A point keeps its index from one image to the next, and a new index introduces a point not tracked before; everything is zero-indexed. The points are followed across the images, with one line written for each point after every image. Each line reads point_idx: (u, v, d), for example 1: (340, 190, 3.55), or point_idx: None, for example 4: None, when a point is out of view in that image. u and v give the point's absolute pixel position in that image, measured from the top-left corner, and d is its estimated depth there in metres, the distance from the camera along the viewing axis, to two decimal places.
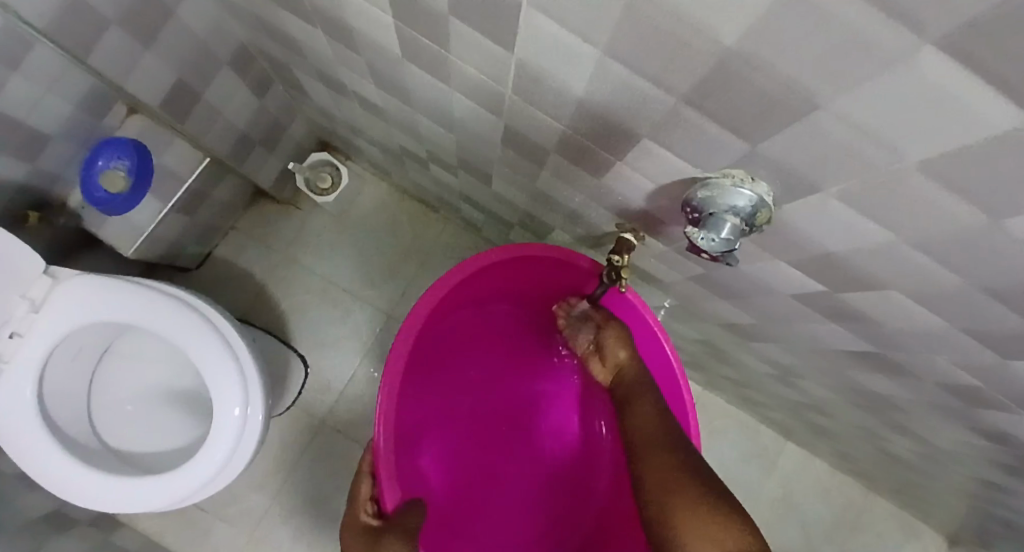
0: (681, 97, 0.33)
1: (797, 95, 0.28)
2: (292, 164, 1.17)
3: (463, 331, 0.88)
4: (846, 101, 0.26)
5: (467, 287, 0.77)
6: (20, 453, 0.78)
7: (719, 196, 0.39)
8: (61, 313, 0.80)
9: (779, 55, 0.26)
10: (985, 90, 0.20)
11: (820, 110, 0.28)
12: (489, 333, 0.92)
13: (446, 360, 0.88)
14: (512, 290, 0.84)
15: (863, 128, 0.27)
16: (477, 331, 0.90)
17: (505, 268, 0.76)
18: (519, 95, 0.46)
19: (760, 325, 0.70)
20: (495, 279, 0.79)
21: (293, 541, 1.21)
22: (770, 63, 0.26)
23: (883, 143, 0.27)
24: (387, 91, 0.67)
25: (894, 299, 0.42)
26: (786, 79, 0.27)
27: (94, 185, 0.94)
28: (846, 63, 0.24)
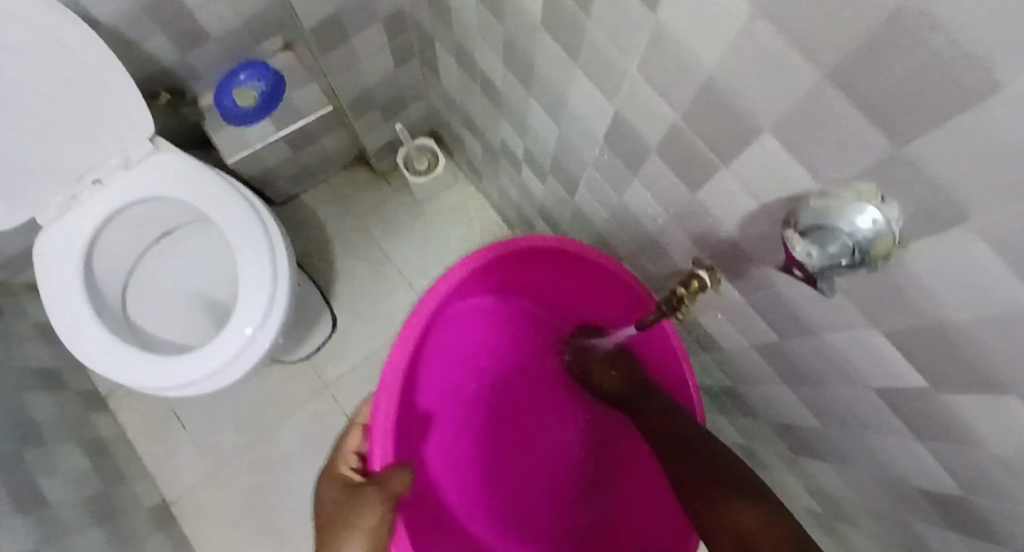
0: (829, 75, 0.29)
1: (975, 67, 0.22)
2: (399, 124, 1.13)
3: (488, 320, 0.85)
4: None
5: (501, 270, 0.76)
6: (49, 287, 0.83)
7: (836, 208, 0.33)
8: (145, 179, 0.87)
9: (951, 10, 0.20)
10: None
11: (999, 90, 0.21)
12: (515, 330, 0.89)
13: (464, 346, 0.86)
14: (550, 287, 0.82)
15: None
16: (501, 324, 0.88)
17: (548, 258, 0.75)
18: (644, 73, 0.44)
19: (818, 431, 0.61)
20: (534, 269, 0.78)
21: (247, 493, 1.16)
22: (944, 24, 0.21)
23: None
24: (511, 69, 0.68)
25: (1011, 409, 0.35)
26: (959, 44, 0.22)
27: (227, 93, 1.04)
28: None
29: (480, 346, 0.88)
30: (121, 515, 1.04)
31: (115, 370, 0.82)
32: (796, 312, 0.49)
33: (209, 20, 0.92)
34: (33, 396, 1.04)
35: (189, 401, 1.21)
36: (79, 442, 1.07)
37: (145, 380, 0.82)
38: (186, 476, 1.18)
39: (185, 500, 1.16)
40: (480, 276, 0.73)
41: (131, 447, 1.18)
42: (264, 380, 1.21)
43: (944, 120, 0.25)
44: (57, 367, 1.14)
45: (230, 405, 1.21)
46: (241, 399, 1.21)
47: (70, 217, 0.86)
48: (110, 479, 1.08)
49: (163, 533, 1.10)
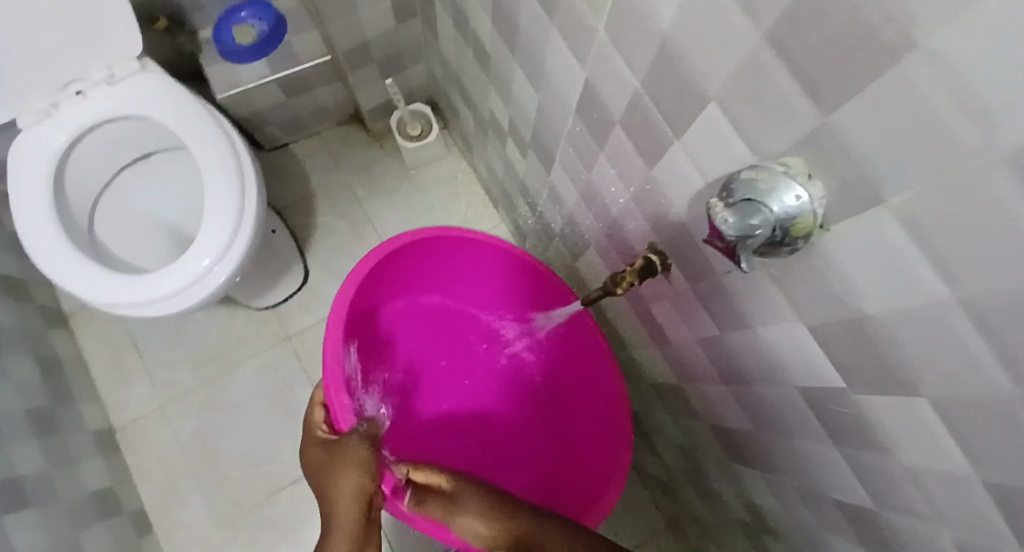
0: (767, 33, 0.28)
1: (894, 21, 0.21)
2: (390, 80, 1.10)
3: (421, 322, 0.93)
4: (947, 31, 0.19)
5: (426, 262, 0.84)
6: (16, 190, 0.82)
7: (764, 180, 0.32)
8: (125, 96, 0.85)
9: None
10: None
11: (913, 50, 0.21)
12: (452, 328, 0.96)
13: (401, 347, 0.93)
14: (478, 283, 0.90)
15: (955, 77, 0.20)
16: (437, 327, 0.95)
17: (467, 250, 0.83)
18: (611, 33, 0.43)
19: (751, 436, 0.60)
20: (458, 264, 0.86)
21: (194, 435, 1.14)
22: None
23: (980, 117, 0.20)
24: (499, 29, 0.66)
25: (920, 411, 0.34)
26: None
27: (228, 30, 1.05)
28: None
29: (416, 348, 0.94)
30: (65, 436, 1.01)
31: (69, 282, 0.81)
32: (734, 304, 0.48)
33: None
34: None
35: (149, 333, 1.19)
36: (32, 355, 1.04)
37: (101, 297, 0.81)
38: (135, 409, 1.15)
39: (133, 431, 1.14)
40: (404, 267, 0.82)
41: (85, 372, 1.16)
42: (227, 323, 1.20)
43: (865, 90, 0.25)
44: (22, 280, 1.12)
45: (189, 343, 1.19)
46: (201, 339, 1.19)
47: (45, 122, 0.84)
48: (59, 398, 1.05)
49: (103, 460, 1.08)
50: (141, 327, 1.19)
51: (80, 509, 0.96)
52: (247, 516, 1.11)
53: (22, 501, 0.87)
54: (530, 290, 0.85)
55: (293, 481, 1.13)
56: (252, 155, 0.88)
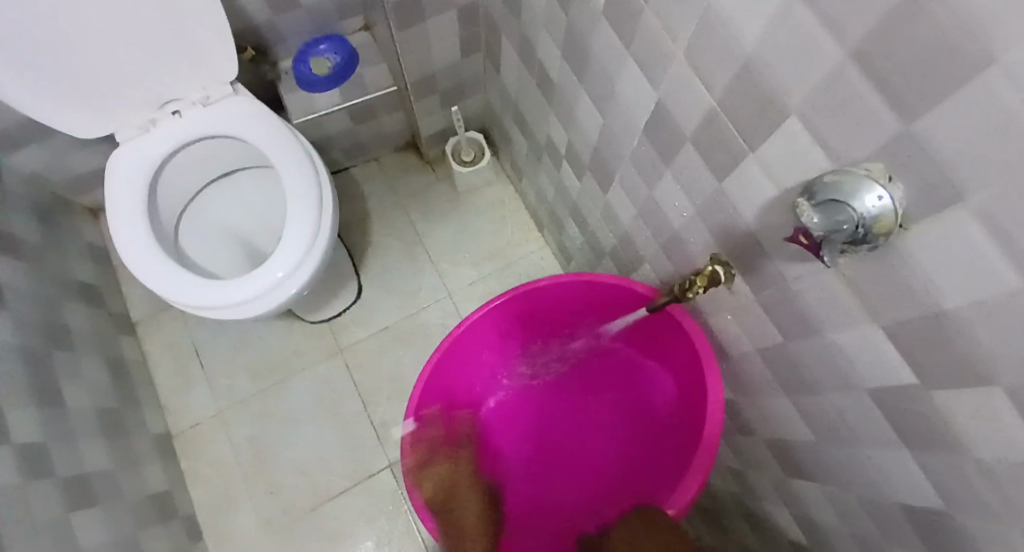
0: (852, 51, 0.32)
1: (974, 38, 0.25)
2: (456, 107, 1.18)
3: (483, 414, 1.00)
4: (1019, 47, 0.22)
5: (454, 373, 0.88)
6: (115, 197, 0.90)
7: (849, 183, 0.35)
8: (219, 117, 0.94)
9: None
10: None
11: (991, 64, 0.24)
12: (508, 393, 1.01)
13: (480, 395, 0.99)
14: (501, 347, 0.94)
15: None
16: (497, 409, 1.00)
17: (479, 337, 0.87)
18: (690, 58, 0.48)
19: (812, 448, 0.61)
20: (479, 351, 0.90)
21: (246, 440, 1.19)
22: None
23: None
24: (569, 60, 0.72)
25: (996, 405, 0.36)
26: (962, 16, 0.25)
27: (305, 60, 1.14)
28: None
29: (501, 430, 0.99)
30: (129, 435, 1.07)
31: (159, 284, 0.88)
32: (802, 310, 0.50)
33: None
34: (68, 307, 1.08)
35: (210, 340, 1.25)
36: (103, 356, 1.11)
37: (187, 296, 0.87)
38: (193, 413, 1.21)
39: (189, 435, 1.19)
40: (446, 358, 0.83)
41: (148, 375, 1.22)
42: (283, 333, 1.26)
43: (947, 97, 0.28)
44: (98, 286, 1.20)
45: (246, 352, 1.25)
46: (257, 347, 1.25)
47: (145, 136, 0.93)
48: (124, 398, 1.11)
49: (160, 461, 1.12)
50: (202, 334, 1.26)
51: (138, 506, 1.00)
52: (293, 523, 1.13)
53: (88, 494, 0.91)
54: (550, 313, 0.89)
55: (338, 490, 1.15)
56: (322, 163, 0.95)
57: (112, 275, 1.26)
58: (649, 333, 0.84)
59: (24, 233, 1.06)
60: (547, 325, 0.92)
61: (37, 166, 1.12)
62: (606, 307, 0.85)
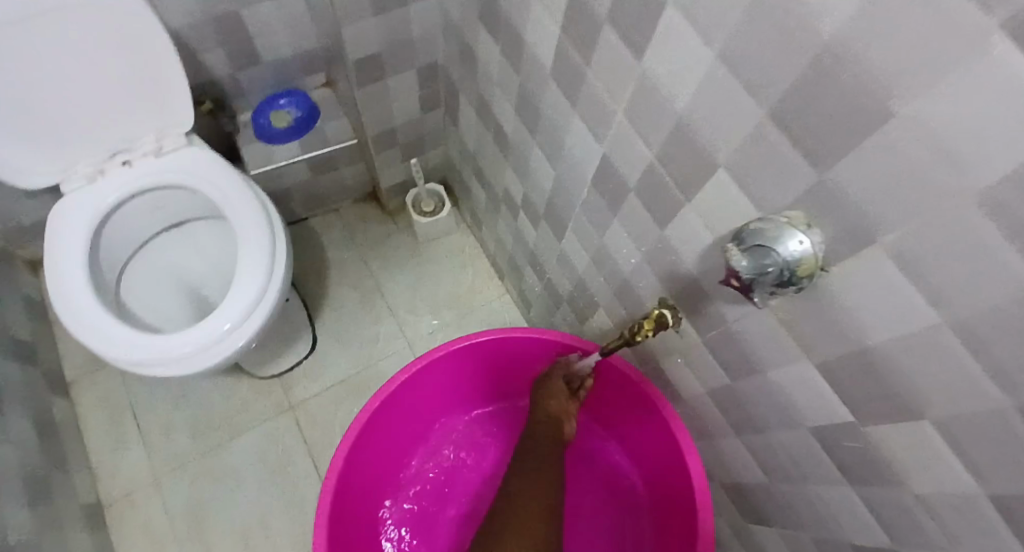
0: (769, 111, 0.35)
1: (877, 97, 0.28)
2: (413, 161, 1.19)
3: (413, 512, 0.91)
4: (922, 101, 0.26)
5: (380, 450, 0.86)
6: (52, 245, 0.86)
7: (773, 229, 0.38)
8: (173, 166, 0.93)
9: (868, 46, 0.27)
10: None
11: (892, 117, 0.28)
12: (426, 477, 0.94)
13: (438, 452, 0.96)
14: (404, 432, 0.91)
15: (929, 137, 0.27)
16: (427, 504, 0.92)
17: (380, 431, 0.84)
18: (630, 116, 0.51)
19: (766, 490, 0.62)
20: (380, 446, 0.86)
21: (185, 507, 1.09)
22: (861, 57, 0.28)
23: (948, 161, 0.26)
24: (521, 116, 0.76)
25: (928, 438, 0.38)
26: (868, 79, 0.28)
27: (265, 113, 1.15)
28: (928, 49, 0.24)
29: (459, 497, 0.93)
30: (57, 501, 0.96)
31: (87, 335, 0.83)
32: (746, 351, 0.52)
33: (268, 47, 1.05)
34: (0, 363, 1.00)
35: (151, 398, 1.17)
36: (32, 417, 1.02)
37: (115, 349, 0.83)
38: (127, 479, 1.11)
39: (122, 503, 1.09)
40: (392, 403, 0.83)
41: (80, 438, 1.12)
42: (231, 389, 1.19)
43: (851, 150, 0.31)
44: (31, 341, 1.12)
45: (190, 409, 1.17)
46: (203, 404, 1.18)
47: (93, 186, 0.91)
48: (54, 463, 1.01)
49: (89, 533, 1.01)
50: (142, 392, 1.18)
51: None
52: None
53: None
54: (449, 376, 0.89)
55: None
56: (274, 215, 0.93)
57: (46, 330, 1.18)
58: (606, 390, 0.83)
59: None
60: (504, 375, 0.92)
61: None
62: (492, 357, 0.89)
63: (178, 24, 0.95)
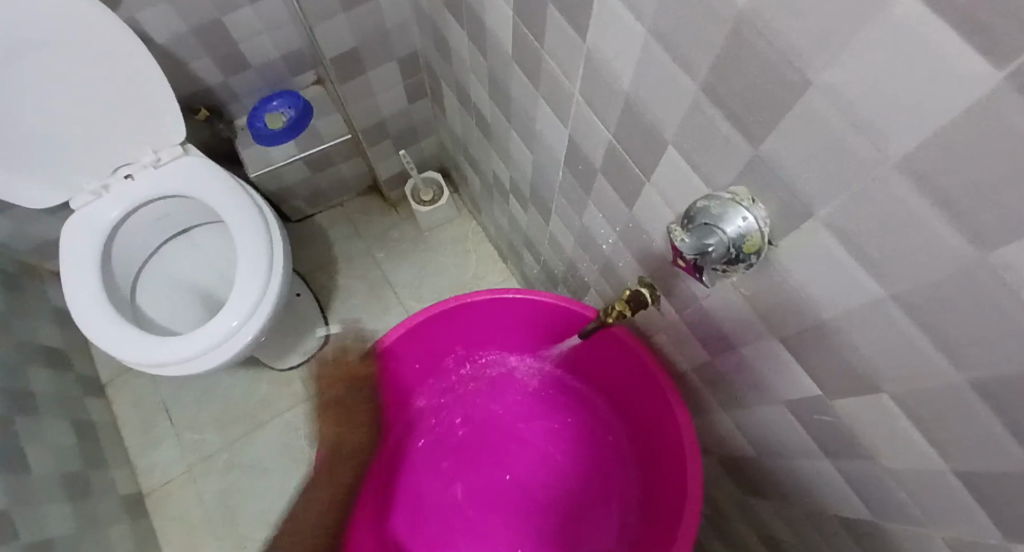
0: (702, 85, 0.34)
1: (793, 65, 0.27)
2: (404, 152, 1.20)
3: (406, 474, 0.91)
4: (834, 65, 0.25)
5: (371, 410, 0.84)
6: (66, 254, 0.91)
7: (717, 208, 0.37)
8: (172, 177, 0.97)
9: (778, 13, 0.26)
10: (955, 35, 0.19)
11: (811, 87, 0.27)
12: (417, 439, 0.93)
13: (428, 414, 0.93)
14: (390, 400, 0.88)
15: (847, 105, 0.25)
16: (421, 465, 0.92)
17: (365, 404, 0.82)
18: (586, 97, 0.50)
19: (757, 463, 0.61)
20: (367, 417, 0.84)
21: (217, 496, 1.16)
22: (773, 25, 0.27)
23: (866, 128, 0.25)
24: (495, 101, 0.75)
25: (889, 413, 0.37)
26: (784, 48, 0.27)
27: (260, 117, 1.14)
28: (834, 10, 0.23)
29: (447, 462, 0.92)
30: (96, 499, 1.04)
31: (98, 334, 0.88)
32: (719, 328, 0.51)
33: (255, 51, 1.07)
34: (33, 372, 1.07)
35: (179, 397, 1.24)
36: (70, 420, 1.10)
37: (123, 350, 0.88)
38: (163, 472, 1.18)
39: (160, 495, 1.17)
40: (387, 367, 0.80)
41: (117, 436, 1.20)
42: (252, 384, 1.25)
43: (779, 122, 0.30)
44: (64, 350, 1.19)
45: (215, 405, 1.23)
46: (226, 400, 1.23)
47: (99, 201, 0.95)
48: (93, 461, 1.09)
49: (130, 524, 1.09)
50: (171, 391, 1.25)
51: None
52: None
53: None
54: (447, 340, 0.86)
55: None
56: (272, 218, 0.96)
57: (79, 338, 1.26)
58: (599, 360, 0.82)
59: None
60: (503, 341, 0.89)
61: None
62: (484, 321, 0.85)
63: (164, 37, 0.97)
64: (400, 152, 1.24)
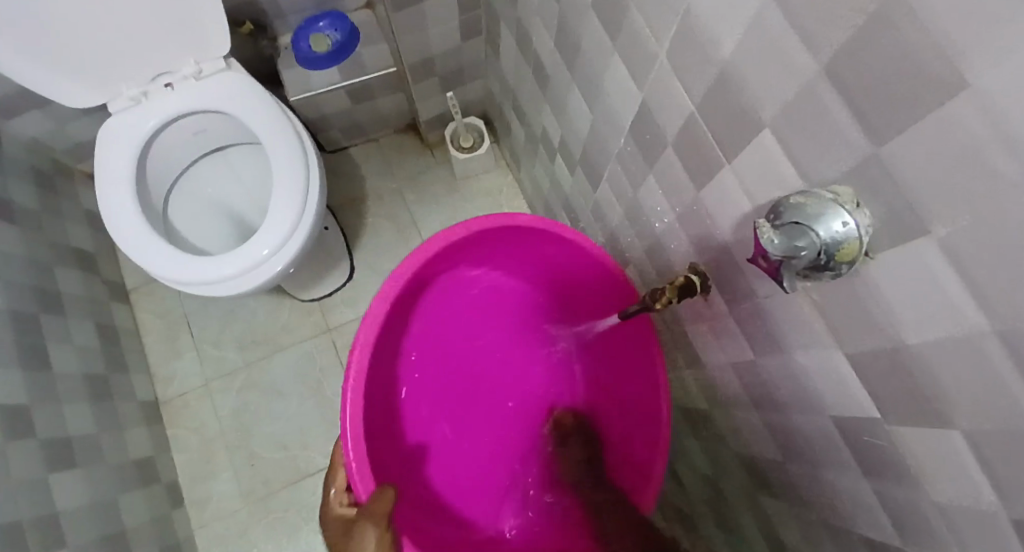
0: (824, 66, 0.30)
1: (944, 60, 0.23)
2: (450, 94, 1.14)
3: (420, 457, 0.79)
4: (997, 70, 0.20)
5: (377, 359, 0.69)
6: (103, 159, 0.90)
7: (813, 207, 0.34)
8: (212, 92, 0.93)
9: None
10: None
11: (963, 89, 0.22)
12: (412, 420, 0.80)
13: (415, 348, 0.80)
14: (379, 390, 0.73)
15: (1002, 118, 0.21)
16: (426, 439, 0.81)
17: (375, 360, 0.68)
18: (671, 60, 0.46)
19: (780, 466, 0.60)
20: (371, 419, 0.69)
21: (231, 412, 1.20)
22: (931, 7, 0.22)
23: (1014, 148, 0.21)
24: (560, 51, 0.69)
25: (951, 447, 0.35)
26: (937, 35, 0.22)
27: (305, 38, 1.13)
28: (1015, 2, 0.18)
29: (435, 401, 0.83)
30: (116, 402, 1.08)
31: (128, 245, 0.88)
32: (772, 329, 0.49)
33: None
34: (61, 271, 1.09)
35: (201, 312, 1.26)
36: (95, 322, 1.13)
37: (151, 265, 0.88)
38: (183, 382, 1.22)
39: (176, 404, 1.21)
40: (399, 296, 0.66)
41: (139, 343, 1.24)
42: (274, 310, 1.26)
43: (914, 121, 0.26)
44: (93, 253, 1.21)
45: (235, 325, 1.25)
46: (247, 322, 1.25)
47: (136, 108, 0.93)
48: (114, 365, 1.12)
49: (146, 427, 1.14)
50: (194, 305, 1.27)
51: (124, 469, 1.02)
52: (272, 496, 1.16)
53: (70, 459, 0.92)
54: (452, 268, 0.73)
55: (320, 466, 1.17)
56: (311, 144, 0.93)
57: (107, 241, 1.27)
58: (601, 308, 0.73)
59: (23, 200, 1.07)
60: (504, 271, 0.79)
61: (33, 130, 1.12)
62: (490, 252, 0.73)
63: None
64: (446, 93, 1.19)
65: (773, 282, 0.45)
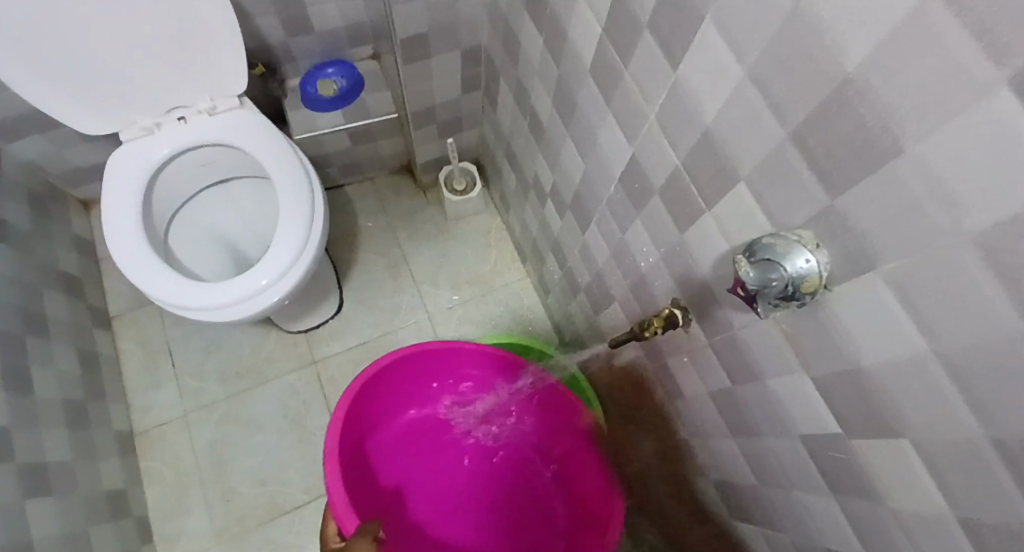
0: (791, 132, 0.37)
1: (888, 133, 0.30)
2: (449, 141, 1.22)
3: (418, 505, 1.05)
4: (928, 142, 0.27)
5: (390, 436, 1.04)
6: (110, 187, 0.93)
7: (781, 246, 0.40)
8: (224, 127, 0.99)
9: (884, 85, 0.28)
10: None
11: (902, 154, 0.29)
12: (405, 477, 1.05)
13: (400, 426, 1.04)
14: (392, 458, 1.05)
15: (935, 176, 0.28)
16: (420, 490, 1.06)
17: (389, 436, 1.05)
18: (661, 122, 0.53)
19: (755, 492, 0.64)
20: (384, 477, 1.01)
21: (208, 444, 1.18)
22: (877, 92, 0.29)
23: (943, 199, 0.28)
24: (557, 107, 0.78)
25: (906, 459, 0.40)
26: (881, 112, 0.29)
27: (313, 82, 1.21)
28: (940, 93, 0.25)
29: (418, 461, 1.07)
30: (92, 430, 1.05)
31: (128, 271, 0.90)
32: (748, 359, 0.55)
33: None
34: (48, 294, 1.08)
35: (185, 341, 1.26)
36: (76, 347, 1.11)
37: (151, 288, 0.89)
38: (160, 411, 1.20)
39: (152, 434, 1.18)
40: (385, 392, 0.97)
41: (118, 370, 1.21)
42: (259, 340, 1.26)
43: (863, 179, 0.33)
44: (79, 278, 1.20)
45: (219, 355, 1.25)
46: (231, 352, 1.25)
47: (148, 138, 0.97)
48: (92, 391, 1.10)
49: (119, 458, 1.11)
50: (177, 334, 1.26)
51: (95, 500, 0.99)
52: (245, 534, 1.12)
53: (43, 486, 0.89)
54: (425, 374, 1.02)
55: (297, 503, 1.15)
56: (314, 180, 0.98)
57: (94, 266, 1.27)
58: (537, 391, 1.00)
59: (16, 221, 1.07)
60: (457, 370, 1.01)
61: (33, 154, 1.14)
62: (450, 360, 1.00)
63: None
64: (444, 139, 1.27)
65: (747, 315, 0.52)
